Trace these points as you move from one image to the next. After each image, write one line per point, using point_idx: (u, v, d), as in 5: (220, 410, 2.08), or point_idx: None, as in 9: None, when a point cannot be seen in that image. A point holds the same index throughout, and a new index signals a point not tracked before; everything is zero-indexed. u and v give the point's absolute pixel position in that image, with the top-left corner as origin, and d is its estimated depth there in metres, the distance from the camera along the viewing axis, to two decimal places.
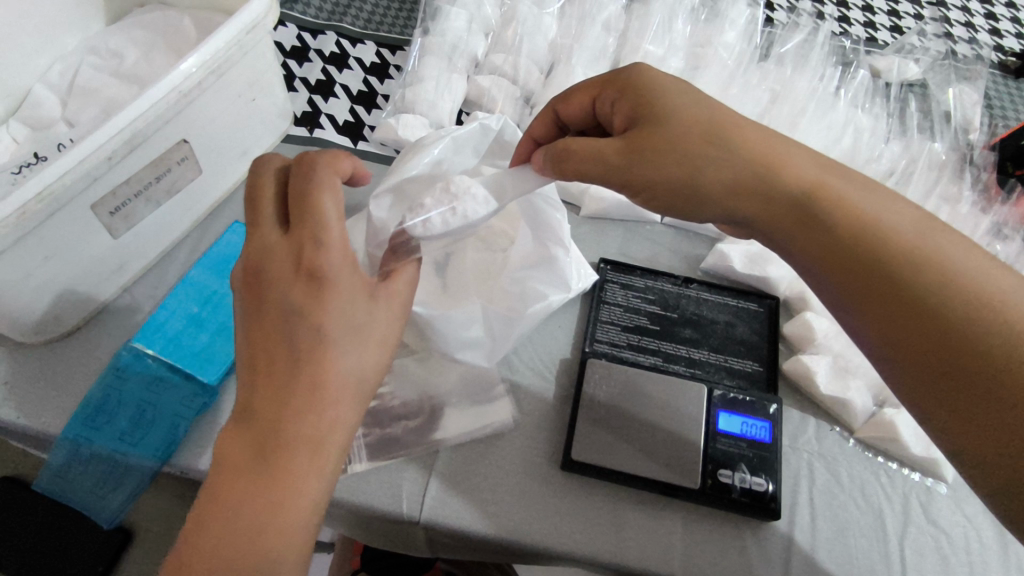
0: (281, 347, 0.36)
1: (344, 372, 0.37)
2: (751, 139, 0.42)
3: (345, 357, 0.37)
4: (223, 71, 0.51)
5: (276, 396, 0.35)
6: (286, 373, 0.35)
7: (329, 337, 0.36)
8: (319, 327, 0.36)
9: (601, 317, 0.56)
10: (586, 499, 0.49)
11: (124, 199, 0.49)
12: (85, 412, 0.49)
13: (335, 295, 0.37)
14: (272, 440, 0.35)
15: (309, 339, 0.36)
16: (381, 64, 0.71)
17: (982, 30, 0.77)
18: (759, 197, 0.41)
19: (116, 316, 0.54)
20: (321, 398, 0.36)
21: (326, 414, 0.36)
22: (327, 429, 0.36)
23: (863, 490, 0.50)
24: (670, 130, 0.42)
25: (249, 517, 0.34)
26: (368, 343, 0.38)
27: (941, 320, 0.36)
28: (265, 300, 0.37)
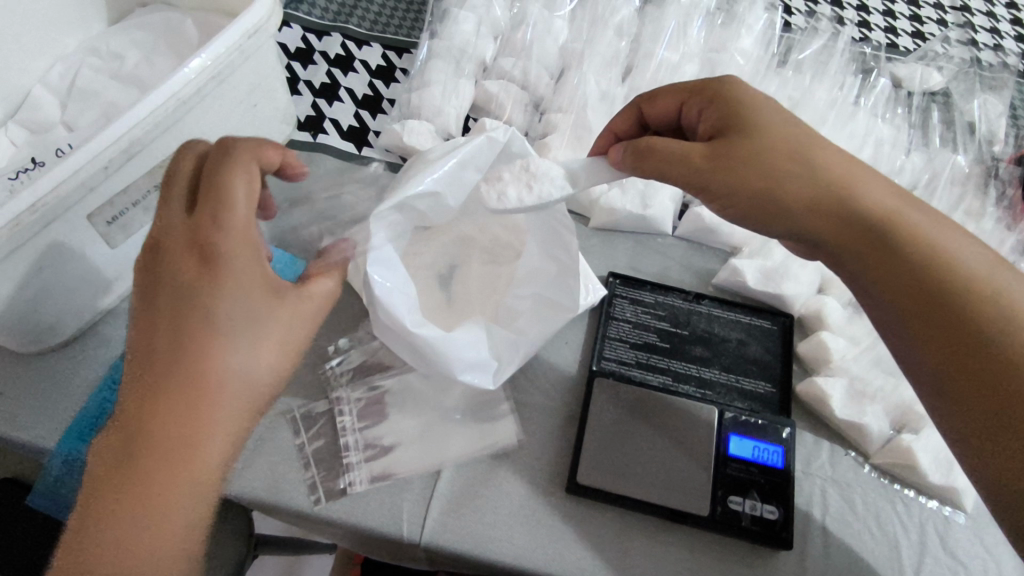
0: (167, 337, 0.36)
1: (238, 373, 0.37)
2: (835, 162, 0.43)
3: (252, 352, 0.37)
4: (224, 77, 0.50)
5: (150, 405, 0.35)
6: (150, 377, 0.35)
7: (192, 336, 0.36)
8: (208, 317, 0.36)
9: (609, 333, 0.55)
10: (592, 524, 0.47)
11: (121, 209, 0.48)
12: (80, 423, 0.48)
13: (228, 287, 0.36)
14: (128, 437, 0.35)
15: (197, 323, 0.36)
16: (387, 67, 0.70)
17: (1008, 36, 0.74)
18: (834, 216, 0.42)
19: (113, 326, 0.53)
20: (194, 399, 0.35)
21: (199, 415, 0.35)
22: (198, 433, 0.35)
23: (878, 518, 0.49)
24: (761, 143, 0.42)
25: (133, 518, 0.34)
26: (278, 336, 0.39)
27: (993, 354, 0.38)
28: (156, 277, 0.37)
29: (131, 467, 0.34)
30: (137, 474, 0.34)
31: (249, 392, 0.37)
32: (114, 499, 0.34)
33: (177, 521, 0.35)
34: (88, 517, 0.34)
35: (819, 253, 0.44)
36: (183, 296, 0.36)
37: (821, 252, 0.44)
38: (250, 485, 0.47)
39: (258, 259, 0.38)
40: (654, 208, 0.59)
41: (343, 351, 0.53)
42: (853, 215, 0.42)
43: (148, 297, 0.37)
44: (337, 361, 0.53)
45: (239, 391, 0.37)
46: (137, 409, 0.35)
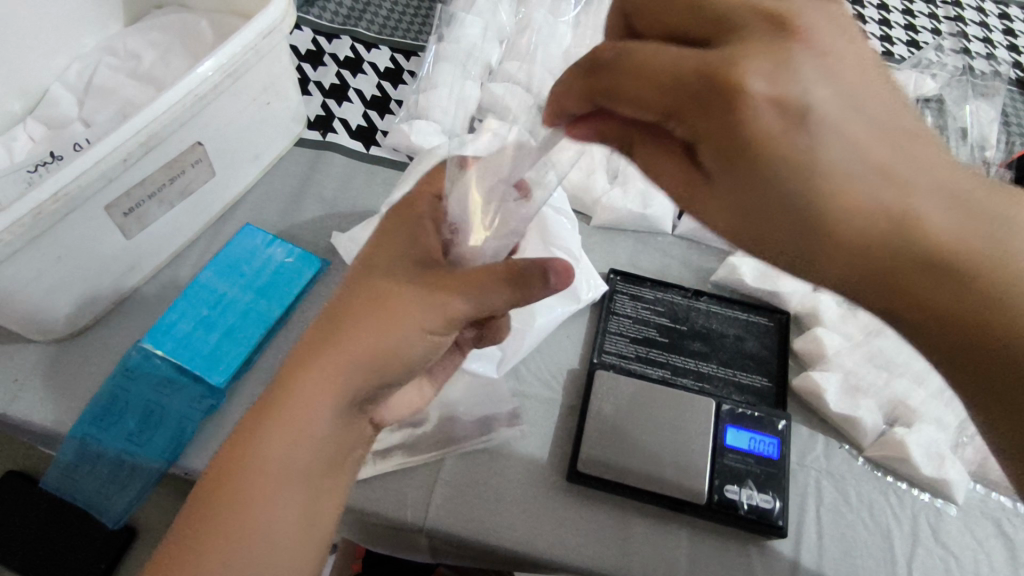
0: (354, 298, 0.40)
1: (397, 344, 0.39)
2: (878, 161, 0.29)
3: (404, 316, 0.39)
4: (239, 75, 0.52)
5: (327, 344, 0.39)
6: (318, 328, 0.40)
7: (370, 298, 0.40)
8: (364, 276, 0.41)
9: (610, 328, 0.56)
10: (592, 511, 0.48)
11: (138, 200, 0.49)
12: (94, 410, 0.50)
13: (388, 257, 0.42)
14: (297, 375, 0.38)
15: (382, 292, 0.40)
16: (395, 69, 0.72)
17: (1000, 46, 0.76)
18: (864, 257, 0.30)
19: (126, 316, 0.55)
20: (359, 355, 0.39)
21: (338, 360, 0.38)
22: (322, 380, 0.38)
23: (871, 509, 0.50)
24: (770, 183, 0.29)
25: (255, 440, 0.37)
26: (437, 308, 0.39)
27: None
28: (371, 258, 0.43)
29: (283, 398, 0.38)
30: (278, 409, 0.38)
31: (391, 346, 0.39)
32: (256, 425, 0.38)
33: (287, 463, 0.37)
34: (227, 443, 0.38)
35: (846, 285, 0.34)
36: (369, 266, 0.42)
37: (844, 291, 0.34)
38: None
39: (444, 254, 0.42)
40: (654, 207, 0.61)
41: None
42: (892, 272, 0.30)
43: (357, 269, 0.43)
44: None
45: (376, 346, 0.39)
46: (300, 357, 0.39)
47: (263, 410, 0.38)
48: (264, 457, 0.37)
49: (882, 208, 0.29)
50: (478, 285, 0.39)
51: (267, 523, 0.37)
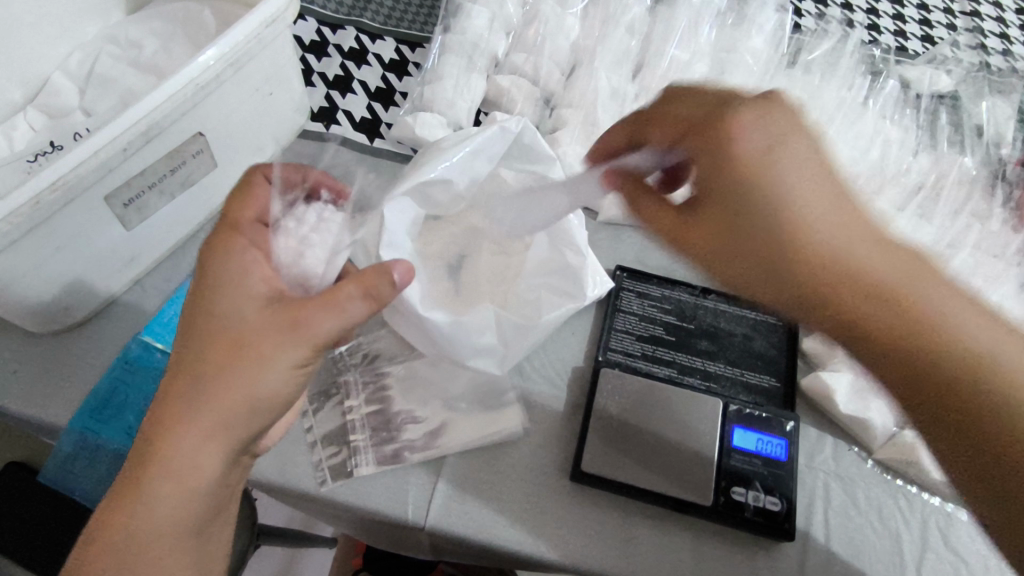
0: (197, 356, 0.37)
1: (267, 390, 0.37)
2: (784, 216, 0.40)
3: (273, 355, 0.37)
4: (241, 64, 0.51)
5: (178, 410, 0.36)
6: (173, 383, 0.37)
7: (224, 356, 0.37)
8: (215, 317, 0.38)
9: (616, 325, 0.55)
10: (595, 512, 0.48)
11: (138, 191, 0.49)
12: (92, 403, 0.49)
13: (230, 290, 0.38)
14: (149, 448, 0.36)
15: (230, 351, 0.37)
16: (400, 60, 0.71)
17: (1017, 41, 0.75)
18: (777, 281, 0.41)
19: (126, 308, 0.54)
20: (218, 416, 0.36)
21: (209, 413, 0.36)
22: (196, 439, 0.36)
23: (880, 513, 0.49)
24: (744, 219, 0.42)
25: (133, 502, 0.36)
26: (301, 335, 0.38)
27: (952, 383, 0.37)
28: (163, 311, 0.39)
29: (140, 477, 0.36)
30: (145, 471, 0.36)
31: (270, 380, 0.37)
32: (132, 485, 0.36)
33: (165, 536, 0.37)
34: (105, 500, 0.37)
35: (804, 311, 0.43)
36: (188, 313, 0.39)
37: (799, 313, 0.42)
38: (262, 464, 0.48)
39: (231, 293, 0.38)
40: None
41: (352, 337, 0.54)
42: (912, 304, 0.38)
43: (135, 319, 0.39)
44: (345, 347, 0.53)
45: (253, 388, 0.37)
46: (162, 412, 0.37)
47: (124, 490, 0.36)
48: (139, 517, 0.36)
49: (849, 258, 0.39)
50: (334, 308, 0.38)
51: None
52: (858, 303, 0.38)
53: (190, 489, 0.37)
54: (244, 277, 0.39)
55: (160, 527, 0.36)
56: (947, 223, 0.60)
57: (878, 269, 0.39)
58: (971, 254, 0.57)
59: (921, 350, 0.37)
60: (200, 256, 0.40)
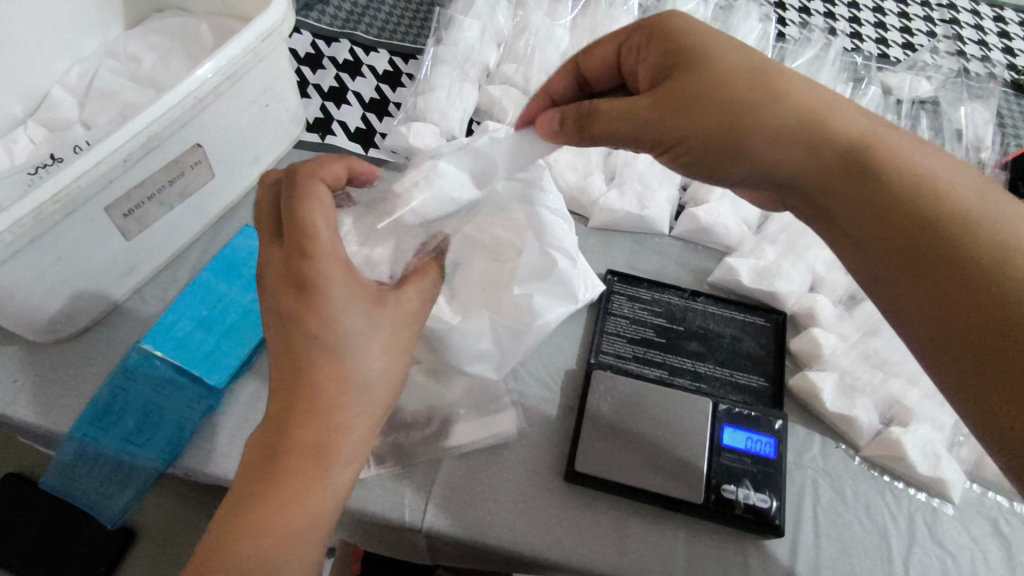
0: (333, 360, 0.37)
1: (392, 375, 0.41)
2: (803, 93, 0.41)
3: (395, 343, 0.40)
4: (238, 77, 0.52)
5: (330, 417, 0.37)
6: (299, 398, 0.37)
7: (369, 351, 0.39)
8: (345, 331, 0.37)
9: (607, 328, 0.56)
10: (589, 510, 0.49)
11: (138, 202, 0.50)
12: (93, 411, 0.50)
13: (356, 301, 0.38)
14: (306, 456, 0.37)
15: (371, 345, 0.39)
16: (394, 72, 0.72)
17: (995, 48, 0.76)
18: (802, 147, 0.40)
19: (127, 317, 0.55)
20: (367, 411, 0.39)
21: (349, 417, 0.38)
22: (353, 437, 0.39)
23: (868, 508, 0.50)
24: (722, 96, 0.41)
25: (294, 512, 0.37)
26: (409, 323, 0.42)
27: (942, 242, 0.36)
28: (295, 312, 0.37)
29: (292, 487, 0.37)
30: (298, 482, 0.37)
31: (391, 373, 0.40)
32: (286, 498, 0.36)
33: (316, 537, 0.38)
34: (239, 522, 0.36)
35: (797, 192, 0.42)
36: (290, 321, 0.37)
37: (798, 190, 0.42)
38: None
39: (355, 282, 0.38)
40: (651, 208, 0.61)
41: None
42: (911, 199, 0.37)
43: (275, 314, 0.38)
44: None
45: (379, 387, 0.40)
46: (291, 427, 0.37)
47: (276, 501, 0.36)
48: (295, 530, 0.37)
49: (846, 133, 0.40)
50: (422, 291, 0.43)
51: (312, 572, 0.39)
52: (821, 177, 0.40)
53: (334, 490, 0.38)
54: (349, 283, 0.38)
55: (314, 529, 0.38)
56: None
57: (926, 182, 0.38)
58: None
59: (934, 245, 0.36)
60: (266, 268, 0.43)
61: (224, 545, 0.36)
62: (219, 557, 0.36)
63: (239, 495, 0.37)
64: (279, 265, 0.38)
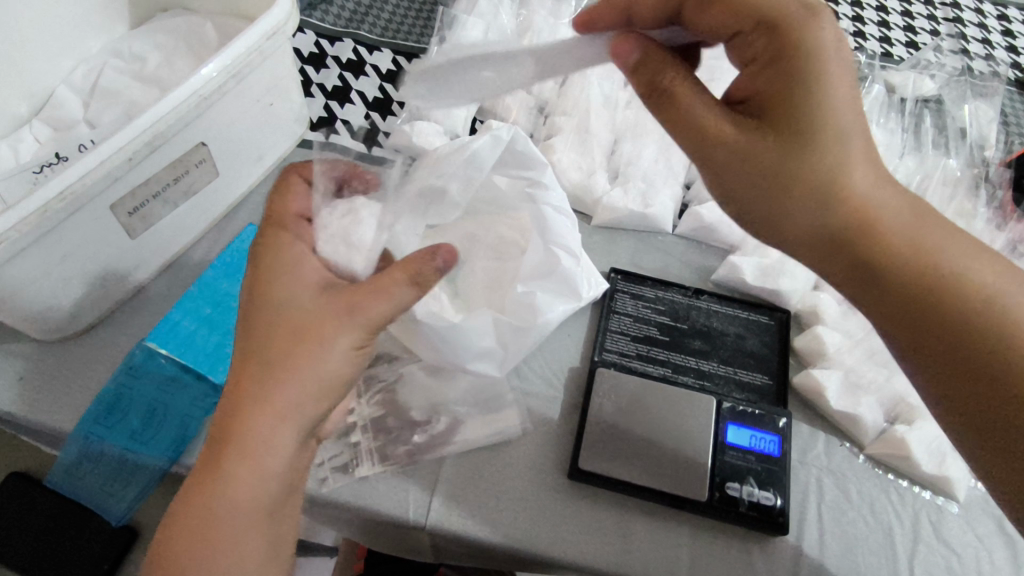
0: (263, 341, 0.39)
1: (329, 369, 0.40)
2: (836, 138, 0.39)
3: (330, 338, 0.39)
4: (243, 76, 0.52)
5: (253, 398, 0.38)
6: (232, 385, 0.39)
7: (296, 339, 0.39)
8: (275, 313, 0.40)
9: (611, 327, 0.56)
10: (593, 508, 0.49)
11: (143, 200, 0.50)
12: (98, 408, 0.50)
13: (289, 283, 0.41)
14: (226, 435, 0.38)
15: (298, 332, 0.39)
16: (397, 71, 0.72)
17: (999, 47, 0.76)
18: (821, 225, 0.40)
19: (131, 315, 0.55)
20: (296, 399, 0.39)
21: (273, 404, 0.38)
22: (268, 423, 0.38)
23: (872, 506, 0.50)
24: (815, 141, 0.39)
25: (210, 486, 0.37)
26: (357, 319, 0.40)
27: (926, 296, 0.39)
28: (250, 300, 0.41)
29: (212, 464, 0.38)
30: (215, 459, 0.38)
31: (328, 368, 0.40)
32: (208, 481, 0.37)
33: (233, 524, 0.38)
34: (179, 507, 0.38)
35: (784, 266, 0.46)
36: (244, 320, 0.41)
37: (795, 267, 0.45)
38: None
39: (297, 272, 0.41)
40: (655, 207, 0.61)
41: None
42: (909, 262, 0.39)
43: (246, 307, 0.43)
44: None
45: (312, 379, 0.39)
46: (223, 411, 0.39)
47: (201, 476, 0.38)
48: (203, 508, 0.37)
49: (824, 214, 0.40)
50: (383, 287, 0.40)
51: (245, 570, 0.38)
52: (801, 250, 0.42)
53: (261, 483, 0.38)
54: (286, 280, 0.41)
55: (225, 512, 0.37)
56: None
57: (897, 234, 0.40)
58: None
59: (936, 302, 0.39)
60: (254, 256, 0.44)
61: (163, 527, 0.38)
62: (157, 525, 0.38)
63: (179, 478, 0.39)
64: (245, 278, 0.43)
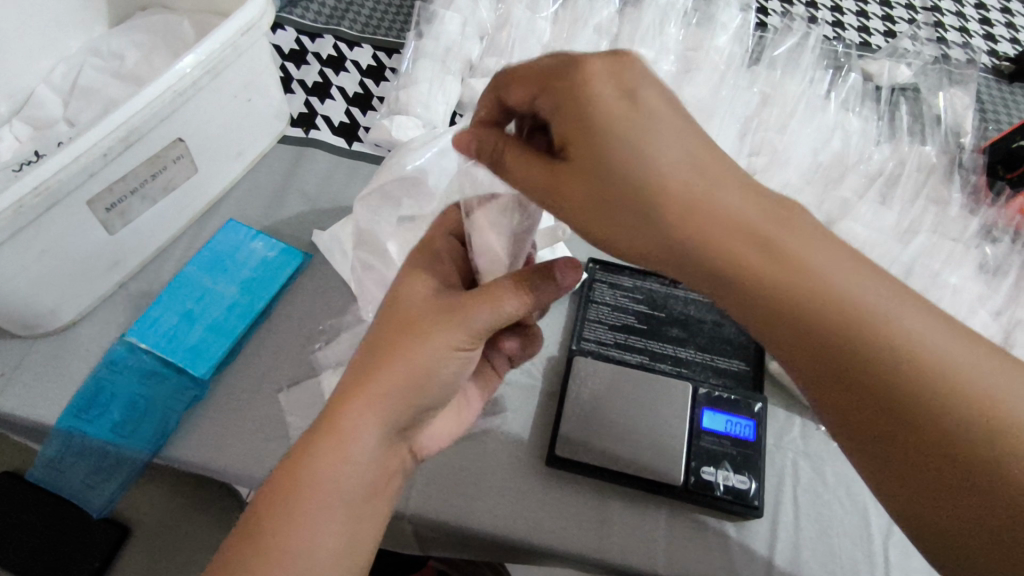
0: (379, 331, 0.40)
1: (424, 366, 0.38)
2: (666, 219, 0.31)
3: (431, 336, 0.39)
4: (218, 71, 0.53)
5: (357, 382, 0.38)
6: (347, 380, 0.39)
7: (401, 332, 0.39)
8: (393, 309, 0.41)
9: (589, 316, 0.57)
10: (570, 494, 0.49)
11: (120, 196, 0.50)
12: (79, 402, 0.50)
13: (411, 282, 0.42)
14: (329, 413, 0.38)
15: (406, 325, 0.39)
16: (377, 66, 0.72)
17: (976, 35, 0.77)
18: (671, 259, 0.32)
19: (112, 311, 0.55)
20: (391, 391, 0.38)
21: (371, 392, 0.38)
22: (364, 410, 0.38)
23: (848, 489, 0.50)
24: (609, 142, 0.31)
25: (304, 461, 0.37)
26: (464, 327, 0.39)
27: (889, 376, 0.29)
28: (394, 293, 0.42)
29: (308, 437, 0.38)
30: (313, 433, 0.38)
31: (435, 374, 0.39)
32: (312, 469, 0.37)
33: (314, 504, 0.37)
34: (272, 476, 0.38)
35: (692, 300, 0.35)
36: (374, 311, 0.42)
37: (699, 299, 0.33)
38: (252, 462, 0.49)
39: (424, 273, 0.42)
40: None
41: (332, 334, 0.56)
42: (765, 275, 0.30)
43: None
44: (323, 342, 0.55)
45: (417, 384, 0.38)
46: (335, 404, 0.38)
47: (298, 448, 0.38)
48: (294, 482, 0.37)
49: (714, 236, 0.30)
50: (486, 290, 0.39)
51: (315, 555, 0.36)
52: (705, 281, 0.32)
53: (348, 466, 0.37)
54: (409, 292, 0.41)
55: (310, 489, 0.37)
56: (905, 207, 0.61)
57: (766, 256, 0.30)
58: (928, 236, 0.58)
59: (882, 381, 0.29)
60: None
61: (258, 512, 0.37)
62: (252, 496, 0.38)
63: (280, 466, 0.38)
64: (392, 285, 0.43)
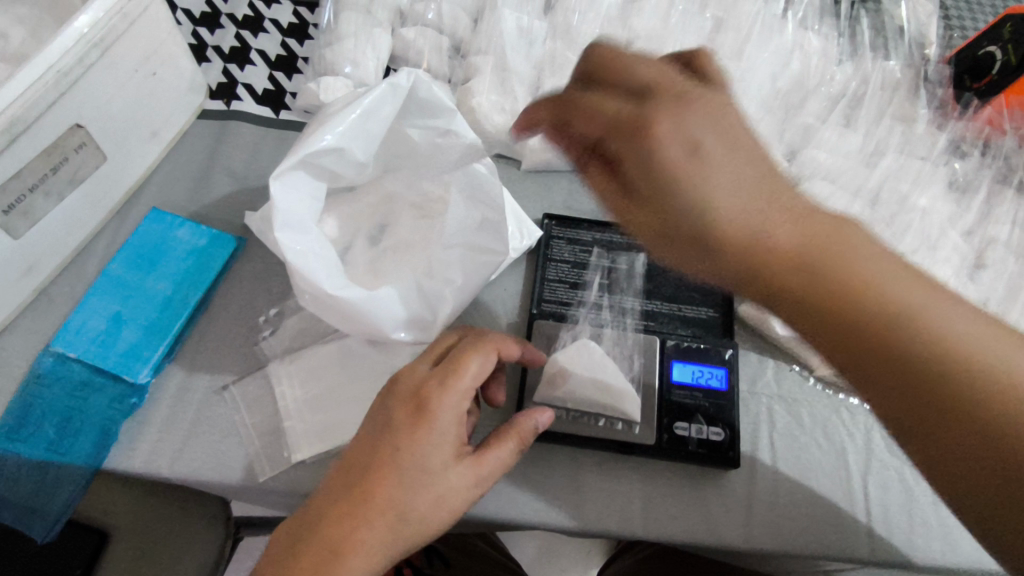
0: (392, 473, 0.35)
1: (427, 529, 0.36)
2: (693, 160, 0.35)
3: (446, 499, 0.36)
4: (108, 44, 0.47)
5: (359, 526, 0.34)
6: (360, 492, 0.35)
7: (418, 491, 0.35)
8: (415, 461, 0.36)
9: (548, 276, 0.53)
10: (542, 464, 0.47)
11: (18, 195, 0.45)
12: (11, 423, 0.47)
13: (434, 428, 0.37)
14: (323, 547, 0.33)
15: (422, 483, 0.36)
16: (300, 24, 0.66)
17: None
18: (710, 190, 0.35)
19: (35, 321, 0.51)
20: (390, 547, 0.35)
21: (369, 542, 0.34)
22: (362, 558, 0.34)
23: (824, 429, 0.49)
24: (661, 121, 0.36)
25: None
26: (480, 486, 0.38)
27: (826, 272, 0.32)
28: (418, 432, 0.36)
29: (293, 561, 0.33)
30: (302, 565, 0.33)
31: (437, 523, 0.36)
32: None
33: None
34: None
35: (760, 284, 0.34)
36: (389, 425, 0.37)
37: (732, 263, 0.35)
38: (203, 464, 0.47)
39: (456, 418, 0.38)
40: None
41: (276, 322, 0.53)
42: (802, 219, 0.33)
43: (388, 433, 0.36)
44: (269, 332, 0.52)
45: (421, 530, 0.36)
46: (344, 507, 0.34)
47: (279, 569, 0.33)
48: None
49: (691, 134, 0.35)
50: (496, 460, 0.39)
51: None
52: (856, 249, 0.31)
53: None
54: (432, 440, 0.36)
55: None
56: (870, 129, 0.58)
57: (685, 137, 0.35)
58: (894, 159, 0.56)
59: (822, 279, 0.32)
60: (408, 374, 0.39)
61: None
62: None
63: (274, 555, 0.34)
64: (414, 376, 0.39)
